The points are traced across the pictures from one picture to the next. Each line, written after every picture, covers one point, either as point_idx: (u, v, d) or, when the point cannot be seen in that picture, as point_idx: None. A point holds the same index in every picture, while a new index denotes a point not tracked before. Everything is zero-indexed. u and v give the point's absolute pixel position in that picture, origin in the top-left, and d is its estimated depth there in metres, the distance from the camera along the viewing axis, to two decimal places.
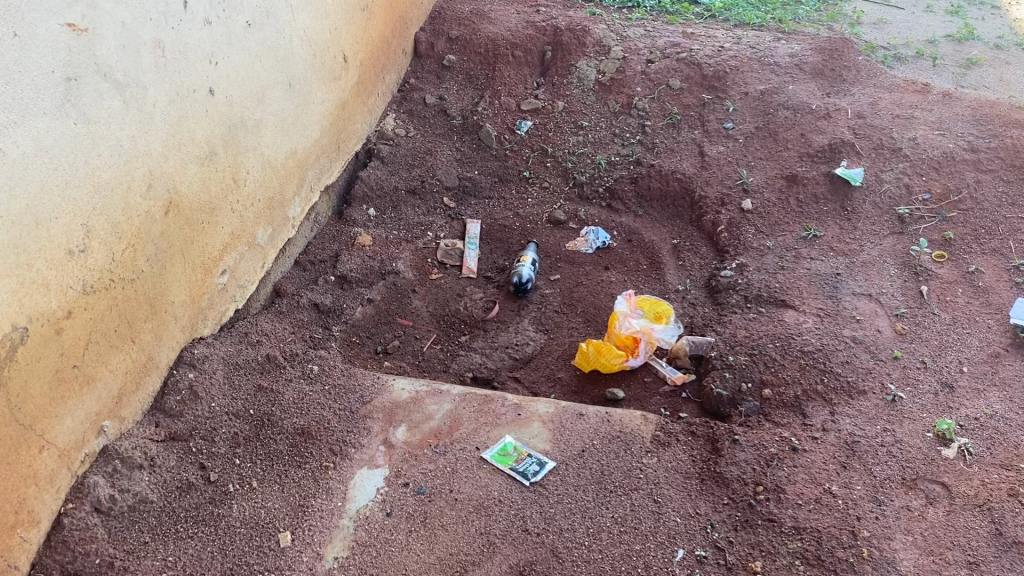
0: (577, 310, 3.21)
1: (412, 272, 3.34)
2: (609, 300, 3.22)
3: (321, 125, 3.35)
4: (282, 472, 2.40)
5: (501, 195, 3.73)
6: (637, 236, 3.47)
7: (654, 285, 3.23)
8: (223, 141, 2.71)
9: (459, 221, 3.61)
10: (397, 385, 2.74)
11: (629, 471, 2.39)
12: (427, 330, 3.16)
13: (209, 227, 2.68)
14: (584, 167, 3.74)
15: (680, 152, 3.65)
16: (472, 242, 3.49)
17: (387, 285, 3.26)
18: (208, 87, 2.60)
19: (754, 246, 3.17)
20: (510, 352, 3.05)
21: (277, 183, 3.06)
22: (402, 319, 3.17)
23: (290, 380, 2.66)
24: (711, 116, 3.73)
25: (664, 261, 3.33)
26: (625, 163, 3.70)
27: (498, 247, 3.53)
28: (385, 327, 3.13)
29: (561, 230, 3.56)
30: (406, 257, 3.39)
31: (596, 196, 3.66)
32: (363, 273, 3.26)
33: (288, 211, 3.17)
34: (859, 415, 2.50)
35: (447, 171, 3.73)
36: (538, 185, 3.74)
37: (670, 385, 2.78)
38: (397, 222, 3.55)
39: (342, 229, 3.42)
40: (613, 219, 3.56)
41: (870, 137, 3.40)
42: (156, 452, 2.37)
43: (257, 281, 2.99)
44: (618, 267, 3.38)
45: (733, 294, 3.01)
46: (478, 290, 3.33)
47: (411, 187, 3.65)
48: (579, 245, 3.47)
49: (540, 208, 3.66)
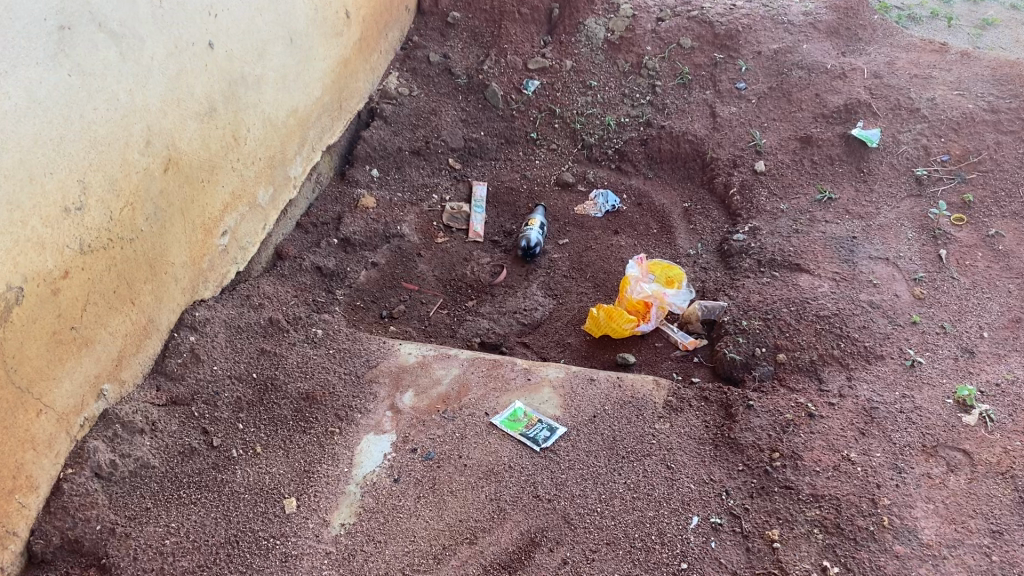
0: (586, 275, 3.17)
1: (417, 236, 3.28)
2: (620, 266, 3.17)
3: (322, 82, 3.25)
4: (287, 437, 2.34)
5: (508, 157, 3.65)
6: (647, 201, 3.41)
7: (665, 250, 3.17)
8: (223, 97, 2.62)
9: (465, 183, 3.53)
10: (403, 350, 2.68)
11: (642, 437, 2.33)
12: (433, 295, 3.11)
13: (209, 186, 2.60)
14: (593, 129, 3.65)
15: (692, 113, 3.56)
16: (478, 206, 3.43)
17: (391, 249, 3.20)
18: (207, 40, 2.51)
19: (767, 209, 3.11)
20: (518, 318, 3.01)
21: (278, 142, 2.98)
22: (408, 284, 3.12)
23: (293, 344, 2.60)
24: (723, 75, 3.63)
25: (674, 225, 3.27)
26: (635, 125, 3.62)
27: (505, 211, 3.46)
28: (390, 292, 3.08)
29: (569, 194, 3.50)
30: (410, 220, 3.32)
31: (605, 158, 3.59)
32: (367, 236, 3.19)
33: (290, 170, 3.09)
34: (878, 380, 2.44)
35: (452, 132, 3.62)
36: (545, 147, 3.66)
37: (681, 350, 2.72)
38: (401, 184, 3.47)
39: (344, 191, 3.35)
40: (622, 182, 3.50)
41: (887, 97, 3.31)
42: (158, 417, 2.30)
43: (258, 243, 2.91)
44: (628, 231, 3.32)
45: (745, 259, 2.95)
46: (485, 255, 3.28)
47: (415, 148, 3.56)
48: (589, 209, 3.43)
49: (548, 172, 3.58)
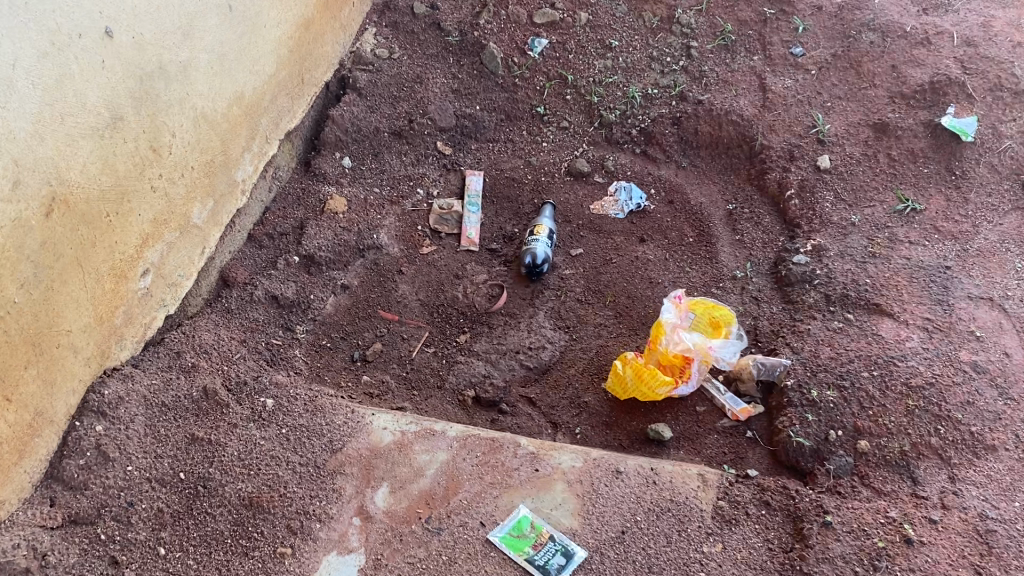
0: (605, 300, 2.57)
1: (398, 248, 2.68)
2: (647, 288, 2.57)
3: (276, 55, 2.58)
4: (223, 564, 1.76)
5: (509, 137, 3.00)
6: (680, 197, 2.78)
7: (703, 268, 2.57)
8: (132, 99, 1.97)
9: (457, 173, 2.90)
10: (377, 424, 2.11)
11: (686, 569, 1.78)
12: (418, 328, 2.52)
13: (116, 219, 1.98)
14: (613, 102, 2.98)
15: (736, 85, 2.89)
16: (472, 203, 2.81)
17: (366, 268, 2.61)
18: (104, 26, 1.84)
19: (834, 220, 2.50)
20: (521, 359, 2.43)
21: (217, 142, 2.34)
22: (385, 313, 2.53)
23: (235, 425, 2.01)
24: (774, 37, 2.96)
25: (715, 233, 2.65)
26: (665, 99, 2.94)
27: (506, 210, 2.84)
28: (364, 324, 2.49)
29: (584, 188, 2.87)
30: (390, 226, 2.71)
31: (628, 140, 2.93)
32: (335, 250, 2.57)
33: (235, 174, 2.45)
34: (990, 483, 1.88)
35: (441, 107, 2.96)
36: (554, 124, 3.00)
37: (730, 420, 2.17)
38: (378, 176, 2.83)
39: (308, 188, 2.73)
40: (648, 172, 2.86)
41: (983, 73, 2.66)
42: (51, 545, 1.74)
43: (194, 275, 2.30)
44: (657, 238, 2.71)
45: (810, 291, 2.36)
46: (481, 271, 2.68)
47: (395, 129, 2.91)
48: (612, 209, 2.80)
49: (557, 158, 2.94)
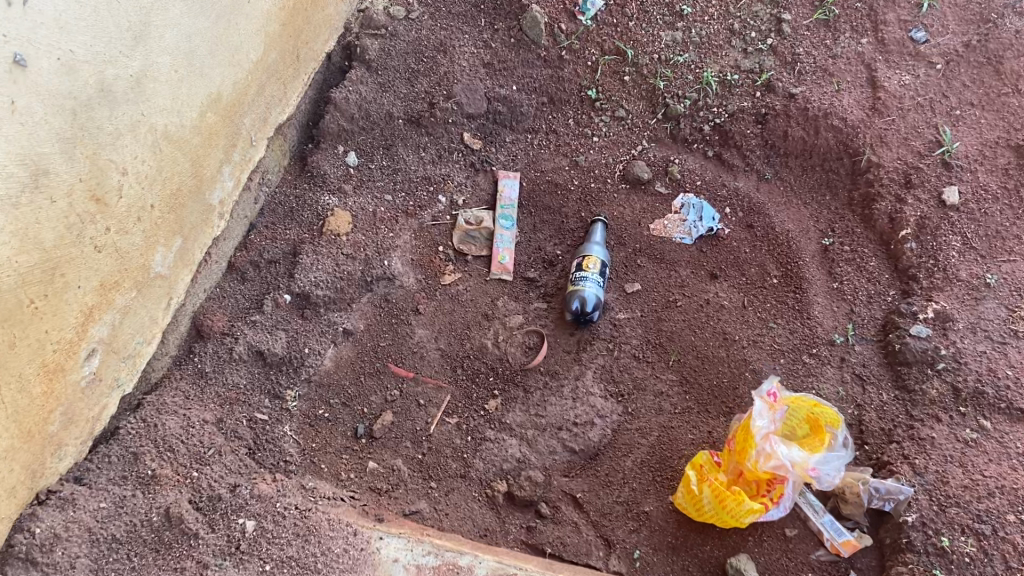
0: (668, 360, 2.09)
1: (413, 278, 2.18)
2: (719, 346, 2.08)
3: (264, 33, 2.01)
4: None
5: (552, 127, 2.44)
6: (762, 221, 2.26)
7: (791, 325, 2.08)
8: (60, 142, 1.44)
9: (488, 174, 2.37)
10: (385, 551, 1.63)
11: None
12: (437, 389, 2.05)
13: (46, 303, 1.47)
14: (682, 88, 2.40)
15: (839, 77, 2.31)
16: (505, 214, 2.30)
17: (374, 307, 2.12)
18: (11, 53, 1.30)
19: (963, 278, 1.99)
20: (564, 440, 1.97)
21: (185, 167, 1.81)
22: (398, 369, 2.05)
23: (205, 565, 1.54)
24: (889, 13, 2.36)
25: (806, 275, 2.14)
26: (747, 88, 2.37)
27: (546, 226, 2.33)
28: (370, 384, 2.03)
29: (642, 200, 2.34)
30: (404, 249, 2.20)
31: (699, 139, 2.38)
32: (335, 285, 2.07)
33: (210, 197, 1.93)
34: None
35: (469, 88, 2.39)
36: (608, 112, 2.44)
37: (829, 553, 1.72)
38: (391, 177, 2.30)
39: (305, 196, 2.21)
40: (723, 184, 2.32)
41: None
42: None
43: (157, 336, 1.82)
44: (732, 275, 2.20)
45: (932, 379, 1.87)
46: (515, 310, 2.18)
47: (412, 115, 2.35)
48: (678, 232, 2.28)
49: (610, 157, 2.39)
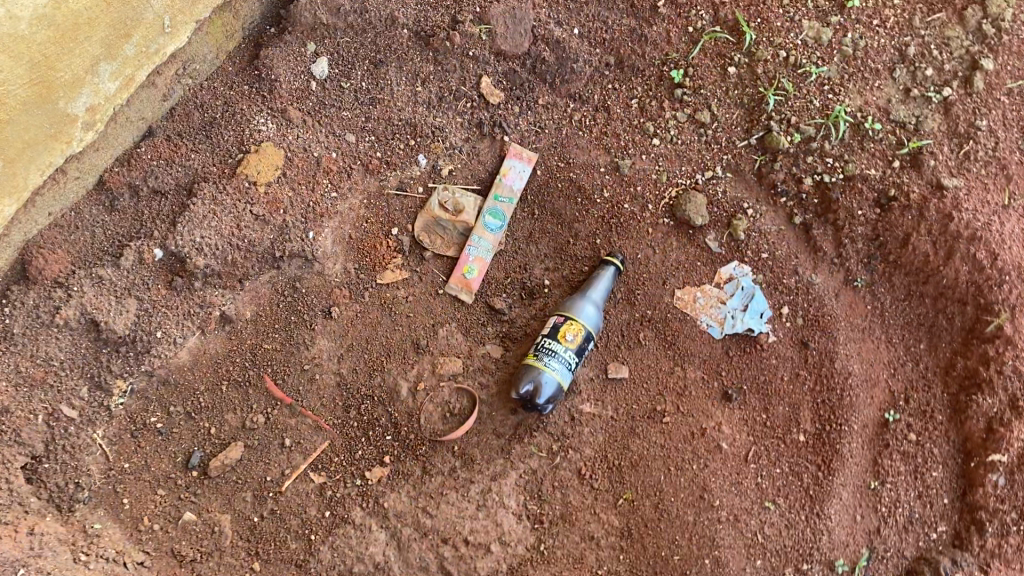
0: (618, 494, 1.56)
1: (340, 265, 1.62)
2: (689, 502, 1.54)
3: None
4: None
5: (606, 101, 1.75)
6: (822, 345, 1.63)
7: (793, 515, 1.53)
8: None
9: (495, 144, 1.72)
10: None
11: None
12: (314, 430, 1.56)
13: None
14: (798, 114, 1.66)
15: (1016, 185, 1.62)
16: (496, 209, 1.69)
17: (273, 294, 1.59)
18: None
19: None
20: (444, 560, 1.49)
21: (12, 65, 1.25)
22: (273, 388, 1.55)
23: None
24: None
25: (843, 452, 1.56)
26: (887, 148, 1.64)
27: (544, 240, 1.72)
28: (230, 398, 1.54)
29: (680, 251, 1.70)
30: (342, 220, 1.63)
31: (792, 192, 1.69)
32: (224, 254, 1.52)
33: (70, 106, 1.35)
34: None
35: (512, 15, 1.68)
36: (688, 108, 1.72)
37: None
38: (363, 110, 1.66)
39: (234, 108, 1.61)
40: (794, 271, 1.67)
41: None
42: None
43: None
44: (751, 405, 1.62)
45: None
46: (456, 349, 1.64)
47: (421, 28, 1.67)
48: (707, 315, 1.67)
49: (664, 172, 1.72)
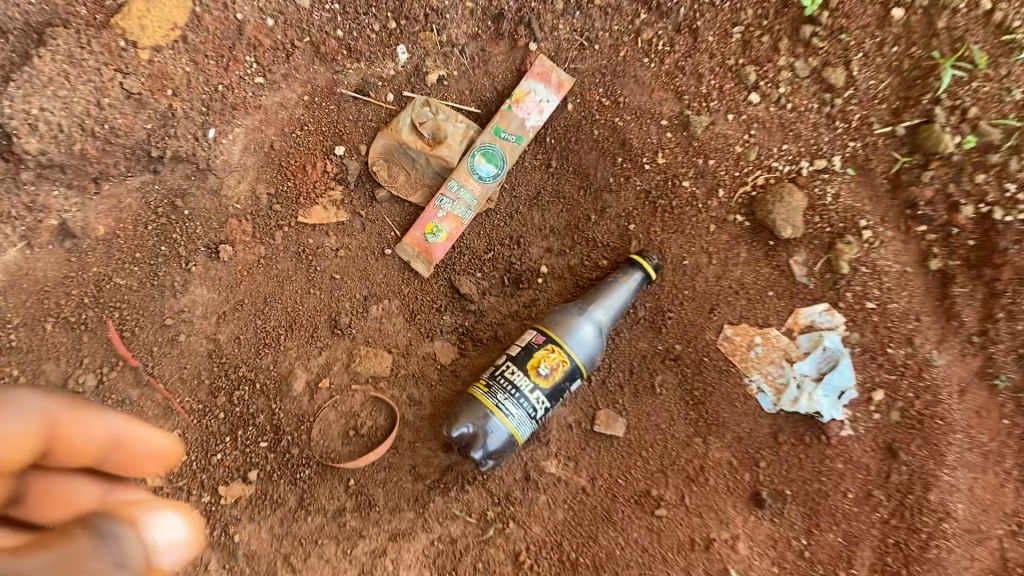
0: None
1: (246, 186, 1.12)
2: None
3: None
4: None
5: (695, 21, 1.13)
6: (917, 465, 1.07)
7: None
8: None
9: (519, 53, 1.15)
10: None
11: None
12: (162, 412, 1.09)
13: None
14: (981, 105, 1.02)
15: None
16: (490, 148, 1.14)
17: (141, 207, 1.10)
18: None
19: None
20: None
21: None
22: (116, 342, 1.08)
23: None
24: None
25: None
26: None
27: (555, 207, 1.18)
28: (53, 343, 1.07)
29: (748, 269, 1.15)
30: (265, 119, 1.12)
31: (936, 221, 1.08)
32: (69, 137, 1.01)
33: None
34: None
35: None
36: (815, 58, 1.11)
37: None
38: None
39: None
40: (907, 340, 1.09)
41: None
42: None
43: None
44: (786, 522, 1.10)
45: None
46: (389, 340, 1.14)
47: None
48: (760, 374, 1.12)
49: (754, 146, 1.14)
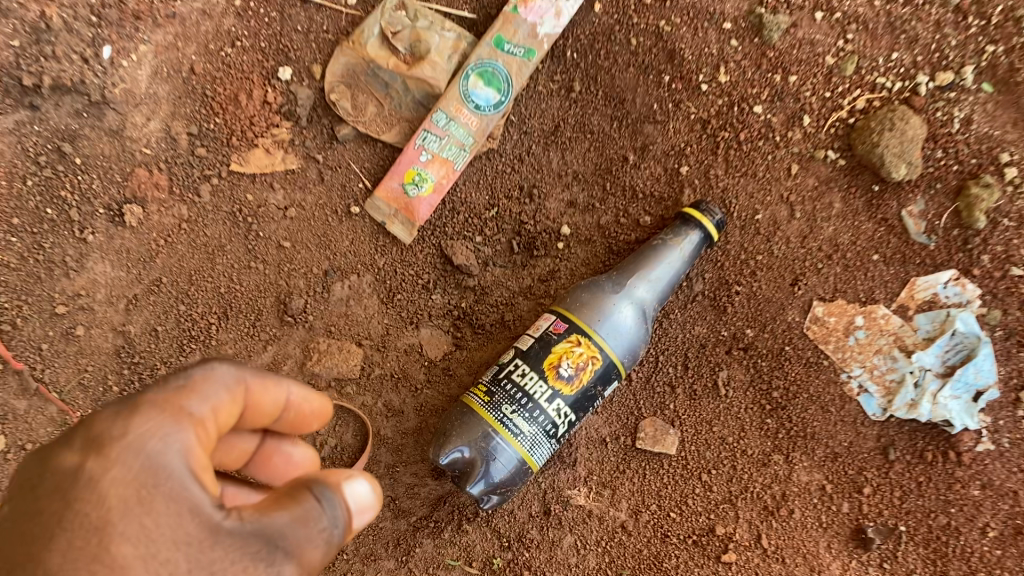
0: None
1: (159, 125, 0.82)
2: None
3: None
4: None
5: None
6: None
7: None
8: None
9: None
10: None
11: None
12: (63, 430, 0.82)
13: None
14: None
15: None
16: (488, 65, 0.82)
17: (15, 157, 0.80)
18: None
19: None
20: None
21: None
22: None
23: None
24: None
25: None
26: None
27: (579, 145, 0.87)
28: None
29: (843, 226, 0.84)
30: (178, 33, 0.81)
31: None
32: None
33: None
34: None
35: None
36: None
37: None
38: None
39: None
40: None
41: None
42: None
43: None
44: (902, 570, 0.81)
45: None
46: (360, 329, 0.86)
47: None
48: (862, 368, 0.83)
49: (852, 55, 0.82)
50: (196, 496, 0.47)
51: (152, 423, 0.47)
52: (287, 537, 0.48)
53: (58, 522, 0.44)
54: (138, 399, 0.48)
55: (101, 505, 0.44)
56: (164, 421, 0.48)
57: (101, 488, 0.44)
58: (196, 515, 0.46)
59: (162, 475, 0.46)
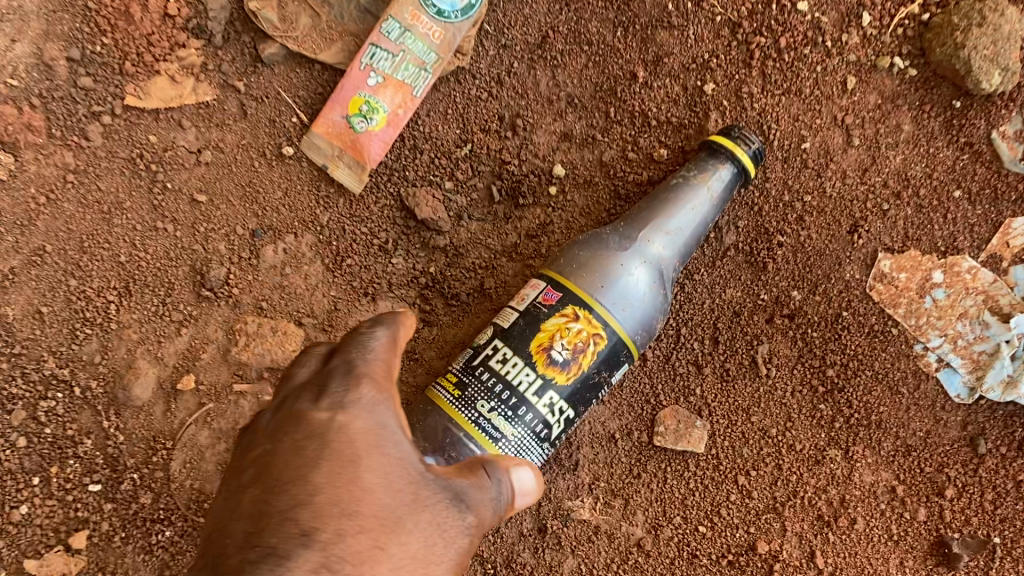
0: None
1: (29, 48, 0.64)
2: None
3: None
4: None
5: None
6: None
7: None
8: None
9: None
10: None
11: None
12: None
13: None
14: None
15: None
16: None
17: None
18: None
19: None
20: None
21: None
22: None
23: None
24: None
25: None
26: None
27: (573, 61, 0.68)
28: None
29: (914, 155, 0.65)
30: None
31: None
32: None
33: None
34: None
35: None
36: None
37: None
38: None
39: None
40: None
41: None
42: None
43: None
44: None
45: None
46: (300, 304, 0.68)
47: None
48: (941, 336, 0.65)
49: None
50: (412, 449, 0.39)
51: (369, 375, 0.39)
52: (475, 500, 0.41)
53: (292, 462, 0.35)
54: (346, 366, 0.39)
55: (342, 444, 0.36)
56: (381, 385, 0.39)
57: (338, 432, 0.36)
58: (413, 464, 0.38)
59: (384, 435, 0.38)
